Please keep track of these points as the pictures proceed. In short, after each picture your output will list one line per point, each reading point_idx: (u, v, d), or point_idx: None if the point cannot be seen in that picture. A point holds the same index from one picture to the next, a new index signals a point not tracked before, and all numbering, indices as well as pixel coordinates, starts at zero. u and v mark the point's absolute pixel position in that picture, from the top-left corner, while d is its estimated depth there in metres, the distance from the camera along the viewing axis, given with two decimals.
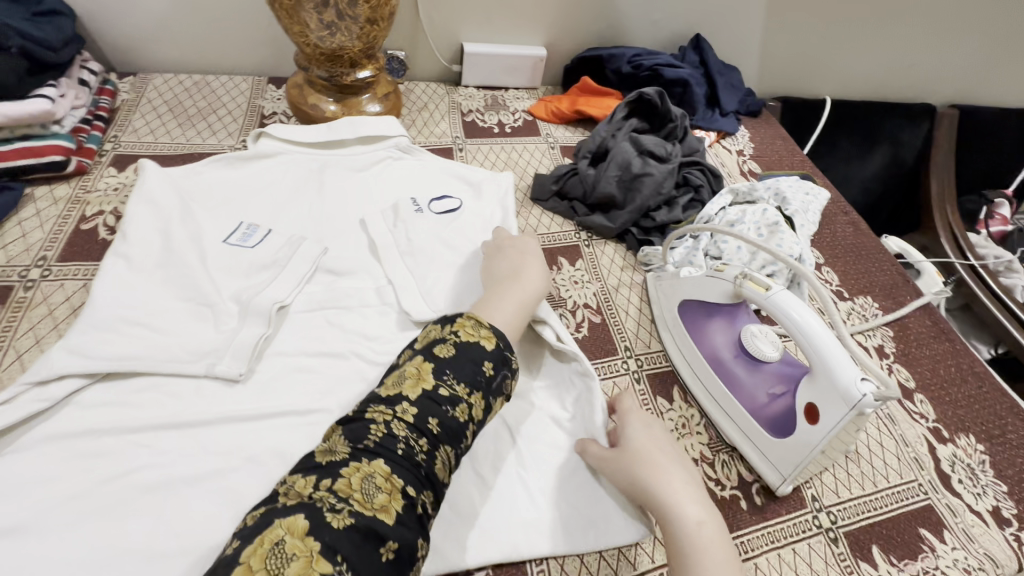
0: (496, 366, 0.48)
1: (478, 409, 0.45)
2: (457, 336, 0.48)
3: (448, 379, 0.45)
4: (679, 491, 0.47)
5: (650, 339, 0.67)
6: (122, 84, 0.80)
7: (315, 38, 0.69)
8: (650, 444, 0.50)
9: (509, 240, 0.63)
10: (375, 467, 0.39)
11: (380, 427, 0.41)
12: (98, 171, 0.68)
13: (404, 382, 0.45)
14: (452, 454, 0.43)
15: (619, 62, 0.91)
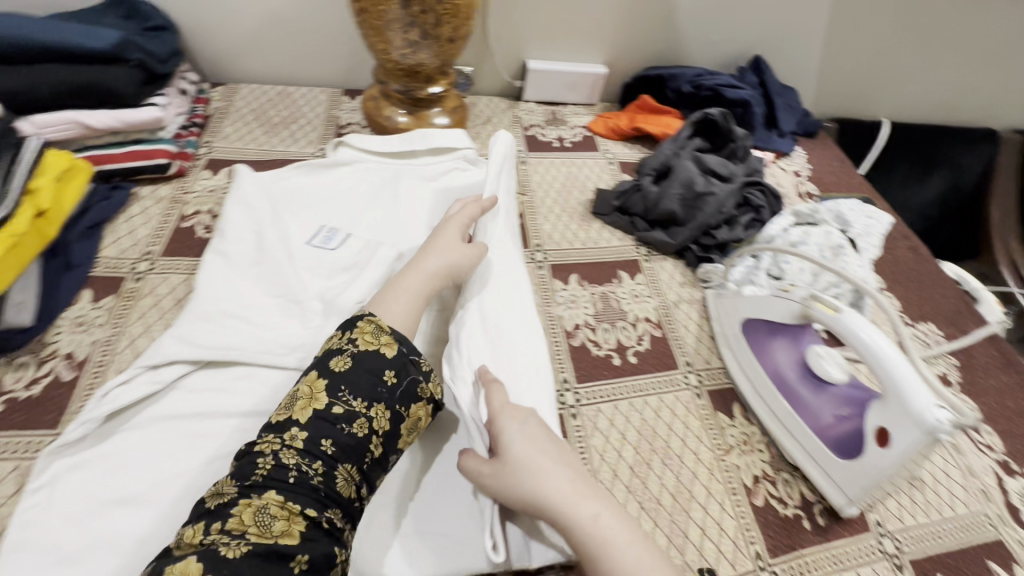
0: (399, 374, 0.50)
1: (381, 420, 0.48)
2: (354, 348, 0.50)
3: (341, 396, 0.48)
4: (570, 493, 0.45)
5: (710, 355, 0.68)
6: (213, 93, 0.87)
7: (397, 55, 0.73)
8: (526, 448, 0.47)
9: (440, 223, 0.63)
10: (269, 498, 0.43)
11: (268, 459, 0.44)
12: (195, 174, 0.73)
13: (297, 404, 0.48)
14: (354, 470, 0.46)
15: (680, 81, 0.93)
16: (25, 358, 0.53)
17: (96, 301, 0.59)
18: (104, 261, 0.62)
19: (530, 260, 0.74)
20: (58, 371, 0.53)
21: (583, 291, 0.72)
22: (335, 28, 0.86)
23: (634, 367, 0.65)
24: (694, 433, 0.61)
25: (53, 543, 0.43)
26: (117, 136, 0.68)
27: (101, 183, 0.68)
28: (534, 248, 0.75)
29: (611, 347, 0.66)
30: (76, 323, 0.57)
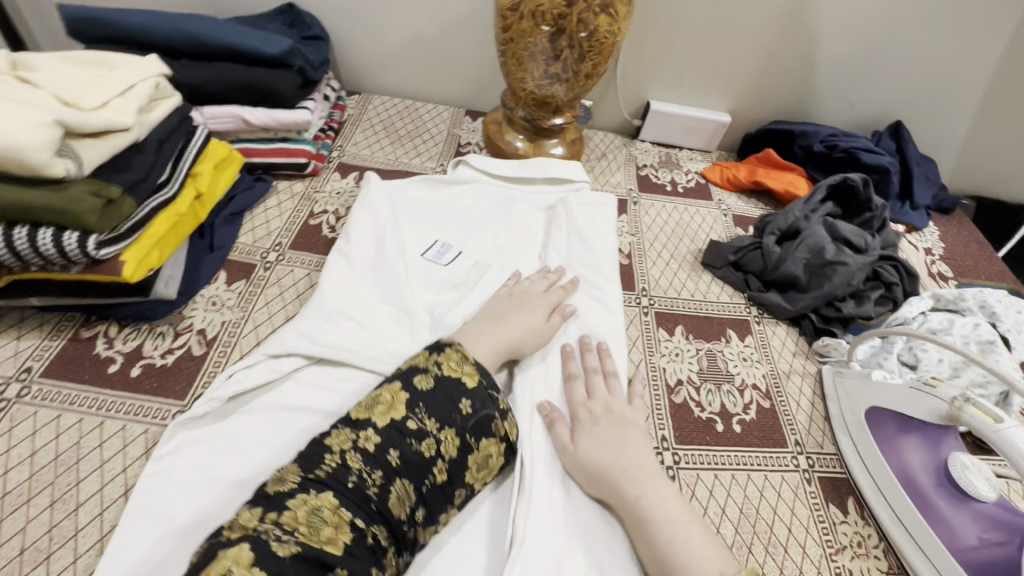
0: (476, 405, 0.47)
1: (449, 446, 0.45)
2: (436, 370, 0.48)
3: (418, 413, 0.45)
4: (627, 475, 0.48)
5: (823, 438, 0.63)
6: (349, 101, 0.92)
7: (532, 84, 0.74)
8: (593, 436, 0.51)
9: (525, 288, 0.63)
10: (324, 500, 0.40)
11: (336, 456, 0.42)
12: (326, 175, 0.77)
13: (376, 409, 0.45)
14: (412, 490, 0.43)
15: (811, 139, 0.88)
16: (164, 328, 0.57)
17: (229, 284, 0.62)
18: (240, 246, 0.66)
19: (635, 303, 0.72)
20: (190, 346, 0.56)
21: (689, 344, 0.69)
22: (470, 50, 0.89)
23: (739, 437, 0.61)
24: (802, 523, 0.55)
25: (167, 514, 0.44)
26: (267, 133, 0.73)
27: (247, 173, 0.73)
28: (640, 292, 0.73)
29: (715, 411, 0.62)
30: (210, 302, 0.60)
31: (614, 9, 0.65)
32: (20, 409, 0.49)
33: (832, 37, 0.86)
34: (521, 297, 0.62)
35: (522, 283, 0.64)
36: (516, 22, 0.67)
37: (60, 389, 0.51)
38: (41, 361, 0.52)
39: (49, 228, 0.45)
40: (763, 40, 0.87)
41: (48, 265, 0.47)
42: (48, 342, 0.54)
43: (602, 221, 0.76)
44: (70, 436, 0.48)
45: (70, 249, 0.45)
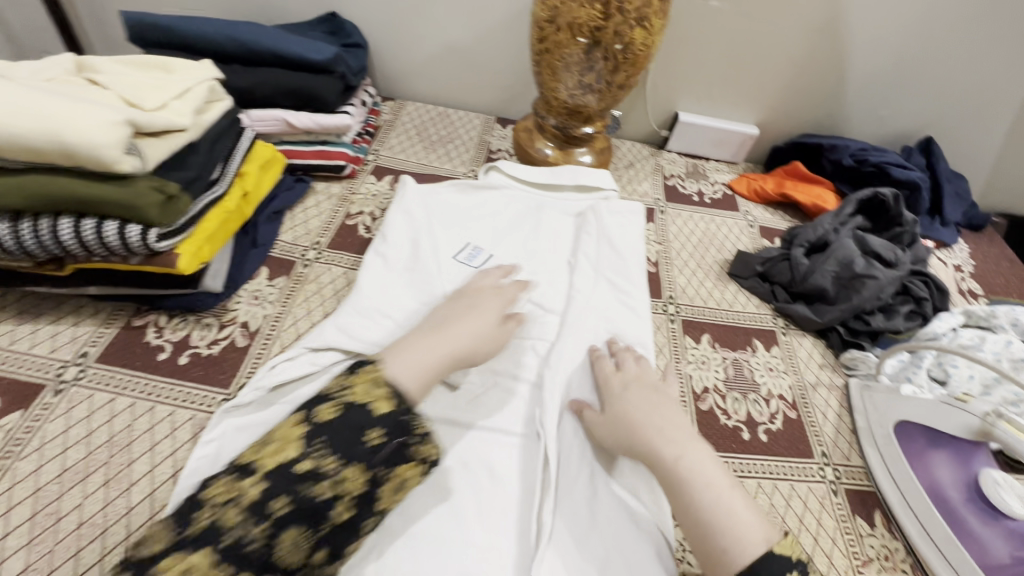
0: (386, 434, 0.40)
1: (354, 483, 0.38)
2: (343, 396, 0.41)
3: (315, 447, 0.38)
4: (665, 440, 0.49)
5: (850, 451, 0.63)
6: (385, 107, 0.95)
7: (566, 94, 0.76)
8: (628, 403, 0.53)
9: (473, 291, 0.61)
10: (197, 558, 0.34)
11: (212, 510, 0.36)
12: (362, 177, 0.80)
13: (267, 447, 0.39)
14: (308, 538, 0.37)
15: (841, 153, 0.88)
16: (210, 319, 0.59)
17: (271, 279, 0.65)
18: (281, 244, 0.69)
19: (662, 310, 0.73)
20: (234, 337, 0.58)
21: (715, 353, 0.69)
22: (504, 59, 0.91)
23: (765, 446, 0.61)
24: (828, 534, 0.55)
25: None
26: (308, 136, 0.76)
27: (288, 174, 0.76)
28: (667, 299, 0.74)
29: (741, 419, 0.63)
30: (253, 296, 0.63)
31: (649, 22, 0.66)
32: (77, 391, 0.51)
33: (862, 52, 0.87)
34: (468, 302, 0.59)
35: (471, 286, 0.62)
36: (553, 34, 0.69)
37: (114, 373, 0.53)
38: (97, 347, 0.55)
39: (114, 220, 0.48)
40: (793, 53, 0.88)
41: (109, 257, 0.50)
42: (103, 329, 0.56)
43: (631, 229, 0.77)
44: (123, 419, 0.50)
45: (133, 241, 0.48)
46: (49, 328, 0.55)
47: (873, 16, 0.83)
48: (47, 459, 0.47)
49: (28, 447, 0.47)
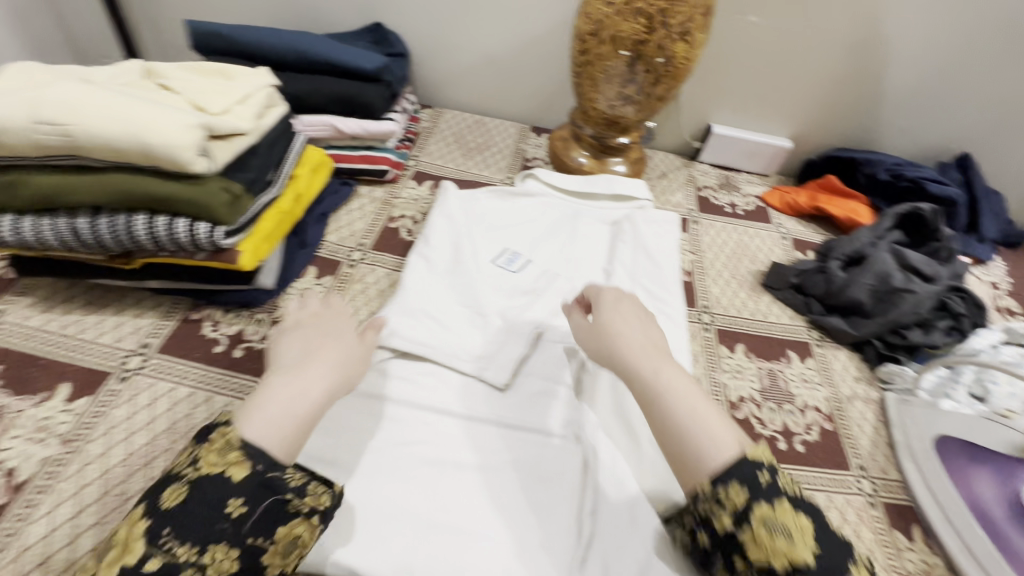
0: (248, 501, 0.35)
1: (221, 563, 0.33)
2: (192, 473, 0.35)
3: (163, 539, 0.33)
4: (639, 352, 0.48)
5: (888, 465, 0.62)
6: (424, 114, 0.97)
7: (605, 104, 0.78)
8: (615, 318, 0.51)
9: (318, 317, 0.50)
10: None
11: None
12: (404, 182, 0.82)
13: (109, 555, 0.33)
14: None
15: (876, 167, 0.89)
16: (262, 315, 0.62)
17: (318, 278, 0.67)
18: (327, 245, 0.71)
19: (697, 319, 0.73)
20: None
21: (750, 363, 0.70)
22: (541, 69, 0.93)
23: (801, 456, 0.61)
24: (867, 546, 0.55)
25: None
26: (354, 141, 0.78)
27: (335, 178, 0.78)
28: (701, 309, 0.75)
29: (777, 429, 0.63)
30: (302, 294, 0.65)
31: (691, 36, 0.68)
32: (141, 379, 0.54)
33: (899, 68, 0.87)
34: (317, 328, 0.49)
35: (321, 308, 0.51)
36: (596, 46, 0.71)
37: (175, 364, 0.56)
38: (158, 338, 0.58)
39: (185, 217, 0.51)
40: (829, 68, 0.88)
41: (177, 252, 0.52)
42: (164, 322, 0.59)
43: (665, 239, 0.78)
44: (184, 408, 0.53)
45: (201, 237, 0.50)
46: (114, 318, 0.58)
47: (912, 32, 0.83)
48: (113, 443, 0.49)
49: (96, 431, 0.50)
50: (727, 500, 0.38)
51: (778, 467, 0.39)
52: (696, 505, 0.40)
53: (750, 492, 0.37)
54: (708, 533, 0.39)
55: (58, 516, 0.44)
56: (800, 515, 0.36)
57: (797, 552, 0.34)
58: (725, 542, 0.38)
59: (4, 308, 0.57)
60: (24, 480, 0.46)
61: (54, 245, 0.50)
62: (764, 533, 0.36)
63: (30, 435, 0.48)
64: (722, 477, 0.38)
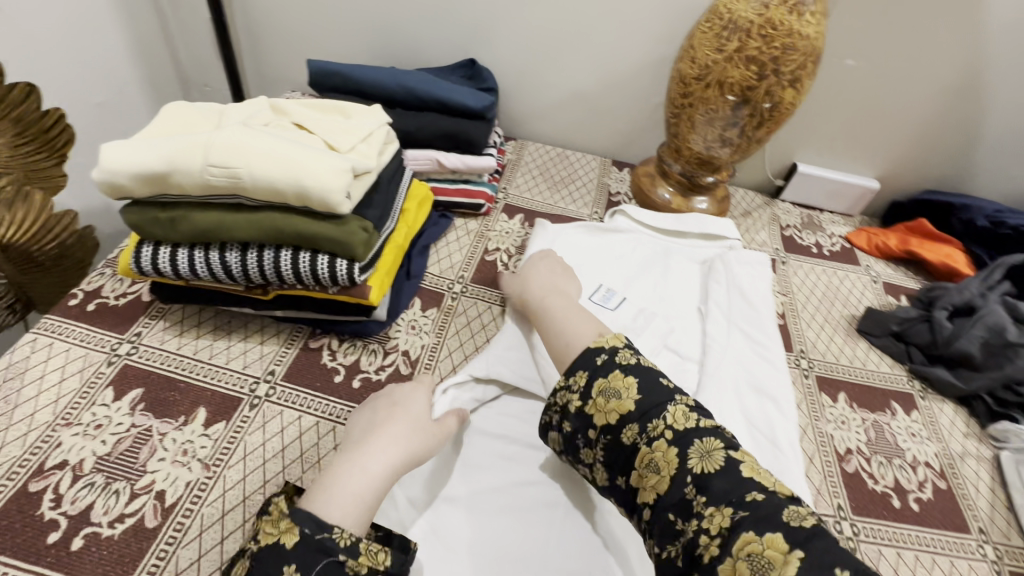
0: (301, 566, 0.37)
1: None
2: (253, 546, 0.38)
3: None
4: (537, 293, 0.62)
5: (1010, 529, 0.60)
6: (508, 147, 1.00)
7: (704, 146, 0.79)
8: (531, 269, 0.66)
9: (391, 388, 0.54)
10: None
11: None
12: (496, 215, 0.84)
13: None
14: None
15: (975, 213, 0.87)
16: (375, 346, 0.63)
17: (424, 310, 0.69)
18: (430, 276, 0.73)
19: (795, 364, 0.73)
20: (398, 365, 0.62)
21: (854, 413, 0.68)
22: (627, 106, 0.95)
23: (917, 515, 0.59)
24: None
25: (399, 519, 0.48)
26: (453, 175, 0.81)
27: (434, 210, 0.81)
28: (799, 353, 0.74)
29: (889, 485, 0.61)
30: (410, 326, 0.67)
31: (800, 84, 0.69)
32: (270, 407, 0.56)
33: (1001, 112, 0.86)
34: (390, 402, 0.52)
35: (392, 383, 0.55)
36: (700, 90, 0.72)
37: (300, 393, 0.58)
38: (282, 365, 0.60)
39: (325, 255, 0.53)
40: (923, 111, 0.87)
41: (313, 285, 0.54)
42: (286, 349, 0.61)
43: (760, 280, 0.78)
44: (311, 437, 0.54)
45: (340, 274, 0.53)
46: (240, 344, 0.61)
47: (1017, 77, 0.82)
48: (249, 470, 0.51)
49: (233, 456, 0.52)
50: (575, 383, 0.49)
51: (618, 347, 0.51)
52: (557, 400, 0.51)
53: (589, 373, 0.49)
54: (567, 419, 0.49)
55: (205, 541, 0.46)
56: (625, 377, 0.48)
57: (624, 404, 0.46)
58: (579, 419, 0.48)
59: (143, 331, 0.60)
60: (172, 504, 0.48)
61: (204, 276, 0.53)
62: (601, 400, 0.47)
63: (175, 458, 0.50)
64: (571, 369, 0.51)
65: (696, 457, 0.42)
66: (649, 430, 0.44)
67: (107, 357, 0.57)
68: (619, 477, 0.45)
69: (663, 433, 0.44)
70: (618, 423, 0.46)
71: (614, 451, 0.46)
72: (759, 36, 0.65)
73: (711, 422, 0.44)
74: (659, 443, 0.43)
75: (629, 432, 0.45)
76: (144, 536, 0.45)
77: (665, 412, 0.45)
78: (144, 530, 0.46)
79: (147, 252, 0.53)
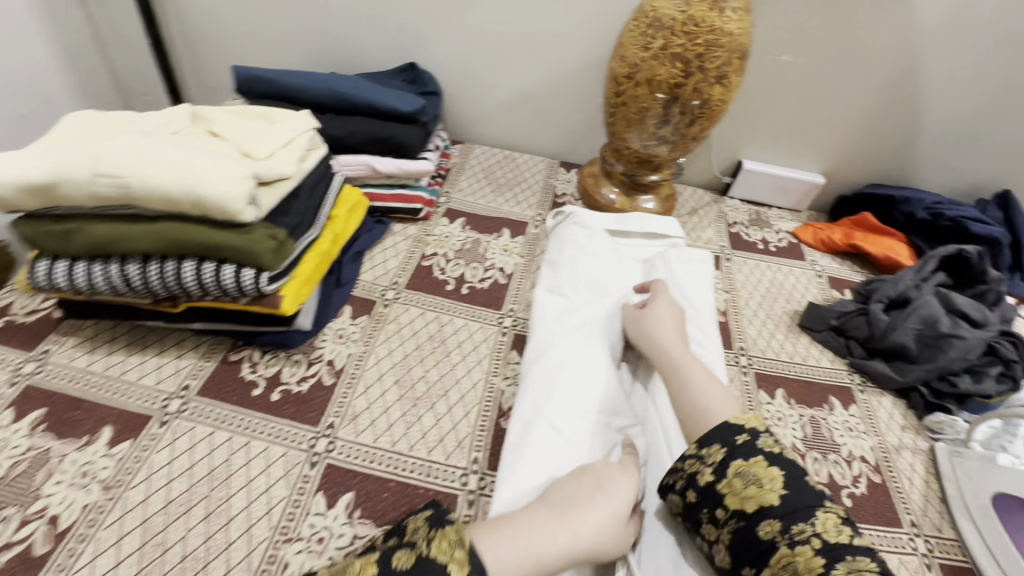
0: None
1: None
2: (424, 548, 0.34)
3: None
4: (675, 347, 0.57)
5: (942, 522, 0.59)
6: (454, 150, 0.99)
7: (640, 145, 0.78)
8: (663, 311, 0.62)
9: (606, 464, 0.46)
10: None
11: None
12: (436, 219, 0.83)
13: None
14: None
15: (914, 206, 0.87)
16: (299, 356, 0.62)
17: (354, 318, 0.67)
18: (362, 283, 0.72)
19: (734, 362, 0.72)
20: (321, 375, 0.61)
21: (791, 409, 0.68)
22: (570, 107, 0.94)
23: (850, 511, 0.59)
24: None
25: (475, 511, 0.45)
26: (389, 180, 0.80)
27: (369, 216, 0.79)
28: (738, 350, 0.74)
29: (823, 481, 0.61)
30: (338, 335, 0.65)
31: (728, 80, 0.68)
32: (181, 423, 0.54)
33: (938, 106, 0.86)
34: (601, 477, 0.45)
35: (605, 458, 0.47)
36: (631, 88, 0.72)
37: (214, 407, 0.56)
38: (197, 380, 0.58)
39: (231, 264, 0.51)
40: (863, 106, 0.88)
41: (221, 297, 0.53)
42: (203, 363, 0.60)
43: (700, 276, 0.75)
44: (222, 453, 0.52)
45: (246, 284, 0.51)
46: (154, 359, 0.59)
47: (950, 72, 0.82)
48: (153, 489, 0.49)
49: (137, 477, 0.50)
50: (710, 457, 0.46)
51: (760, 430, 0.48)
52: (684, 467, 0.47)
53: (728, 449, 0.46)
54: (694, 490, 0.46)
55: (98, 567, 0.44)
56: (769, 466, 0.44)
57: (766, 494, 0.43)
58: (708, 494, 0.45)
59: (51, 348, 0.58)
60: (66, 528, 0.46)
61: (104, 289, 0.51)
62: (738, 482, 0.44)
63: (73, 481, 0.48)
64: (706, 439, 0.48)
65: (844, 567, 0.38)
66: (794, 531, 0.41)
67: (8, 377, 0.55)
68: (746, 566, 0.42)
69: (811, 538, 0.40)
70: (756, 512, 0.43)
71: (744, 537, 0.43)
72: (683, 34, 0.65)
73: (863, 540, 0.40)
74: (804, 546, 0.40)
75: (768, 525, 0.42)
76: (32, 564, 0.43)
77: (814, 516, 0.41)
78: (33, 558, 0.44)
79: (42, 267, 0.51)
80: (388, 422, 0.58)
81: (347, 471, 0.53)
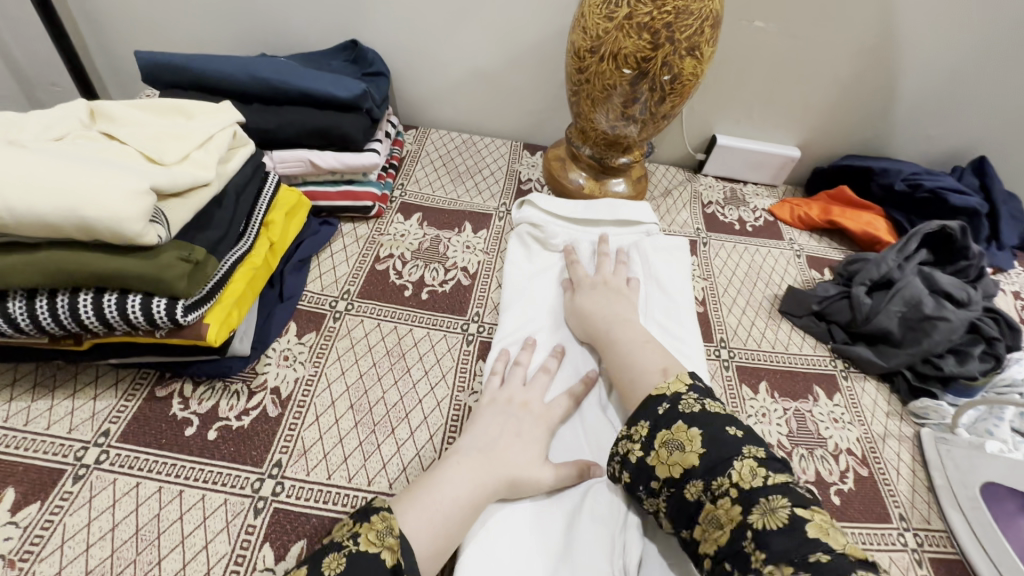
0: None
1: None
2: (353, 546, 0.36)
3: None
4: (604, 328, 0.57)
5: (930, 513, 0.58)
6: (407, 136, 0.91)
7: (606, 126, 0.72)
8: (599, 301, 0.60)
9: (522, 406, 0.51)
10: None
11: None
12: (390, 216, 0.76)
13: None
14: None
15: (892, 177, 0.84)
16: (238, 386, 0.55)
17: (300, 336, 0.61)
18: (309, 295, 0.65)
19: (715, 356, 0.68)
20: (265, 406, 0.54)
21: (774, 403, 0.64)
22: (531, 84, 0.87)
23: (838, 510, 0.56)
24: None
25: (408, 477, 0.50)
26: (334, 176, 0.72)
27: (314, 217, 0.72)
28: (719, 343, 0.70)
29: (810, 479, 0.58)
30: (283, 356, 0.58)
31: (700, 52, 0.62)
32: (100, 476, 0.47)
33: (916, 69, 0.81)
34: (515, 423, 0.49)
35: (518, 397, 0.52)
36: (595, 64, 0.65)
37: (139, 455, 0.49)
38: (118, 423, 0.51)
39: (138, 294, 0.44)
40: (840, 72, 0.83)
41: (133, 331, 0.46)
42: (125, 403, 0.52)
43: (677, 263, 0.71)
44: (150, 508, 0.46)
45: (158, 317, 0.44)
46: (66, 404, 0.52)
47: (928, 32, 0.77)
48: (68, 560, 0.42)
49: (46, 548, 0.43)
50: (636, 433, 0.44)
51: (681, 393, 0.45)
52: (617, 449, 0.45)
53: (652, 423, 0.43)
54: (628, 471, 0.43)
55: None
56: (690, 429, 0.42)
57: (688, 456, 0.40)
58: (640, 471, 0.42)
59: None
60: None
61: None
62: (664, 451, 0.42)
63: None
64: (632, 418, 0.45)
65: (758, 511, 0.36)
66: (715, 486, 0.39)
67: None
68: (684, 529, 0.40)
69: (729, 489, 0.38)
70: (681, 477, 0.40)
71: (676, 504, 0.40)
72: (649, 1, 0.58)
73: (781, 478, 0.38)
74: (724, 499, 0.38)
75: (693, 487, 0.39)
76: None
77: (731, 467, 0.39)
78: None
79: None
80: (343, 454, 0.52)
81: (297, 515, 0.47)
